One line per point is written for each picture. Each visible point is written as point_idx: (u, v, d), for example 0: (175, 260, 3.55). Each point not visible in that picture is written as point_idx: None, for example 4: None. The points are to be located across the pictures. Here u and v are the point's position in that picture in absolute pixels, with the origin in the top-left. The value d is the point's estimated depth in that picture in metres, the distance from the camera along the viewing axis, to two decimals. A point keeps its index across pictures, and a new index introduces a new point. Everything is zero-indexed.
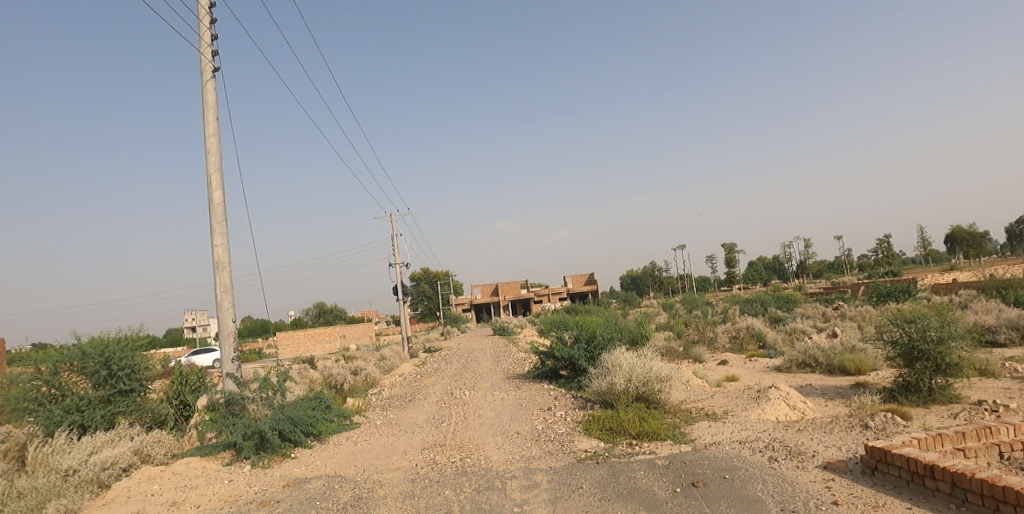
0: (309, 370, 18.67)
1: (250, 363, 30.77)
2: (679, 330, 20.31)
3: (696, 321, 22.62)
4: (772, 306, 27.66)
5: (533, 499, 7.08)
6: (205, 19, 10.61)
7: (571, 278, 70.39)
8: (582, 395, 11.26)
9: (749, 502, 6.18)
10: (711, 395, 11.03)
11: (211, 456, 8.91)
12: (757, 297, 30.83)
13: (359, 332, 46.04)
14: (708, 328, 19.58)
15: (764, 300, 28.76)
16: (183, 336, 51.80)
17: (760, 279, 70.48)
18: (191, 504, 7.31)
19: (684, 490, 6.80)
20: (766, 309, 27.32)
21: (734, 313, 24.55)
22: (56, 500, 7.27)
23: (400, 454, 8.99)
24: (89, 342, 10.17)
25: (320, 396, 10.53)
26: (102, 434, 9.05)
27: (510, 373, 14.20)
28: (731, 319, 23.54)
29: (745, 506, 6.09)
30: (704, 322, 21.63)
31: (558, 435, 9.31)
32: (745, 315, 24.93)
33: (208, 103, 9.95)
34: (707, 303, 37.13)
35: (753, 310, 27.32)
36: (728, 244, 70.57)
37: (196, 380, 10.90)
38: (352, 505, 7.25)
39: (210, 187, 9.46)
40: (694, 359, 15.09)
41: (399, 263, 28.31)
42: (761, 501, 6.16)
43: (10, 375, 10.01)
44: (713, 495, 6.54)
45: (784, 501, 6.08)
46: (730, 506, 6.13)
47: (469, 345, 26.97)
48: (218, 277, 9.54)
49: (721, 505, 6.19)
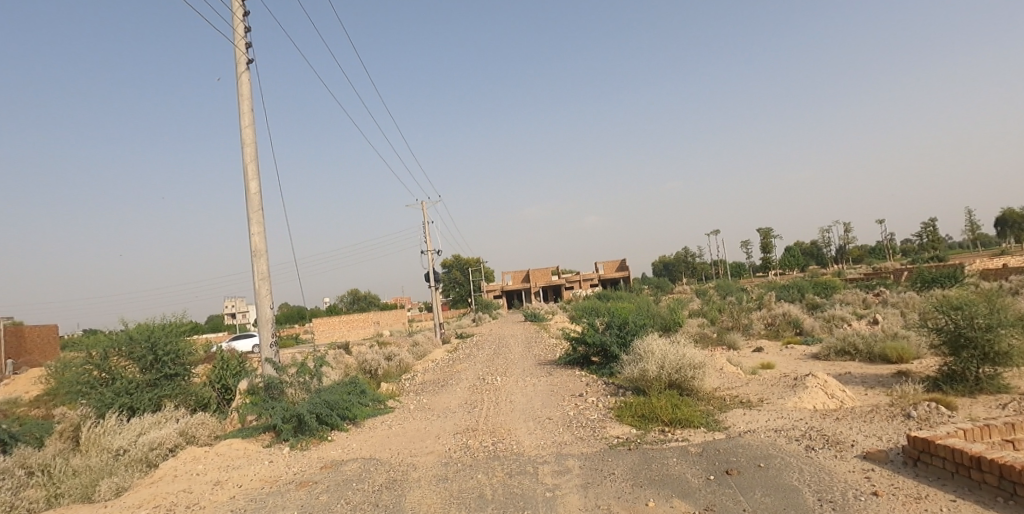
0: (344, 355, 19.00)
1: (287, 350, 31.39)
2: (712, 317, 19.99)
3: (730, 307, 22.22)
4: (809, 292, 26.98)
5: (564, 484, 7.12)
6: (238, 12, 10.82)
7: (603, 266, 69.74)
8: (614, 382, 11.17)
9: (784, 491, 6.08)
10: (746, 382, 10.83)
11: (252, 438, 9.17)
12: (793, 283, 30.16)
13: (393, 318, 46.70)
14: (742, 315, 19.25)
15: (800, 286, 28.12)
16: (223, 322, 53.60)
17: (794, 264, 68.76)
18: (234, 483, 7.59)
19: (717, 478, 6.74)
20: (802, 296, 26.65)
21: (769, 299, 24.01)
22: (109, 478, 7.69)
23: (434, 438, 9.12)
24: (136, 328, 10.58)
25: (355, 381, 10.75)
26: (149, 416, 9.41)
27: (541, 359, 14.19)
28: (766, 305, 23.09)
29: (781, 495, 5.99)
30: (738, 308, 21.24)
31: (590, 421, 9.29)
32: (781, 301, 24.38)
33: (243, 95, 10.17)
34: (741, 289, 36.55)
35: (789, 296, 26.71)
36: (763, 229, 68.49)
37: (236, 365, 11.23)
38: (387, 488, 7.42)
39: (246, 176, 9.66)
40: (728, 346, 14.83)
41: (431, 251, 28.45)
42: (797, 491, 6.05)
43: (63, 359, 10.45)
44: (747, 483, 6.46)
45: (821, 491, 5.96)
46: (765, 495, 6.04)
47: (501, 331, 27.18)
48: (255, 265, 9.73)
49: (755, 493, 6.12)
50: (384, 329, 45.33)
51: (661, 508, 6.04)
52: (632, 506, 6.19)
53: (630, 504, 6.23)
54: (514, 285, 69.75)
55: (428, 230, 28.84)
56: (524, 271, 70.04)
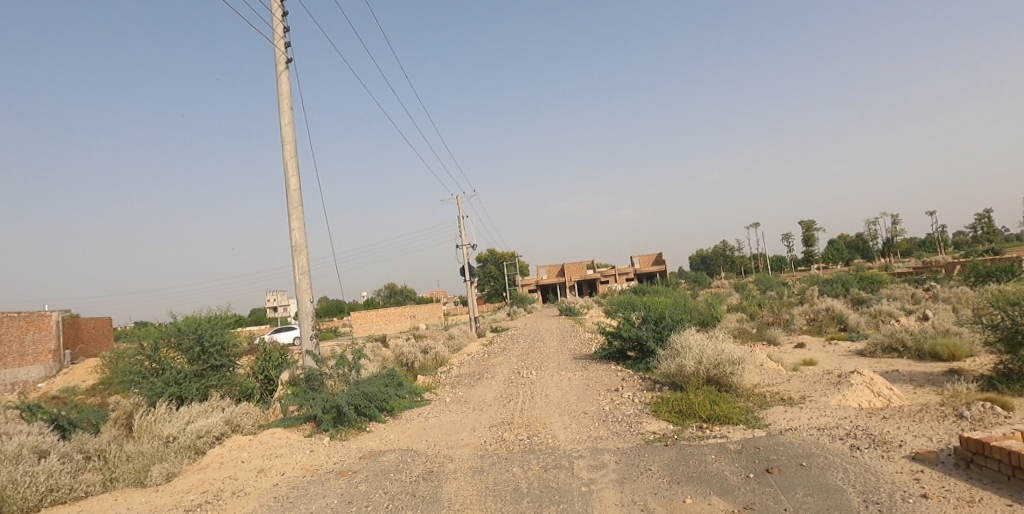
0: (381, 348, 19.31)
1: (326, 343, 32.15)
2: (751, 312, 19.54)
3: (770, 302, 21.67)
4: (854, 287, 26.03)
5: (600, 479, 7.08)
6: (277, 13, 11.09)
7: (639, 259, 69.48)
8: (650, 377, 11.05)
9: (828, 491, 5.91)
10: (787, 379, 10.55)
11: (294, 428, 9.42)
12: (837, 278, 29.17)
13: (428, 312, 47.27)
14: (783, 310, 18.75)
15: (844, 280, 27.19)
16: (265, 315, 55.23)
17: (837, 259, 66.55)
18: (277, 471, 7.82)
19: (757, 476, 6.60)
20: (847, 292, 25.74)
21: (811, 294, 23.29)
22: (160, 463, 8.03)
23: (470, 430, 9.20)
24: (185, 320, 10.99)
25: (392, 374, 10.93)
26: (197, 405, 9.77)
27: (576, 354, 14.14)
28: (808, 300, 22.43)
29: (824, 495, 5.82)
30: (778, 303, 20.69)
31: (626, 416, 9.22)
32: (824, 297, 23.59)
33: (283, 93, 10.43)
34: (782, 284, 35.53)
35: (833, 291, 25.86)
36: (807, 222, 66.38)
37: (278, 357, 11.55)
38: (424, 478, 7.53)
39: (287, 173, 9.91)
40: (768, 341, 14.49)
41: (466, 245, 28.64)
42: (842, 491, 5.87)
43: (117, 350, 10.94)
44: (789, 482, 6.30)
45: (866, 492, 5.77)
46: (807, 494, 5.89)
47: (535, 325, 27.21)
48: (295, 260, 9.98)
49: (797, 492, 5.97)
50: (420, 322, 45.94)
51: (699, 505, 5.96)
52: (670, 502, 6.12)
53: (667, 501, 6.16)
54: (548, 279, 69.78)
55: (463, 224, 29.06)
56: (559, 265, 69.92)
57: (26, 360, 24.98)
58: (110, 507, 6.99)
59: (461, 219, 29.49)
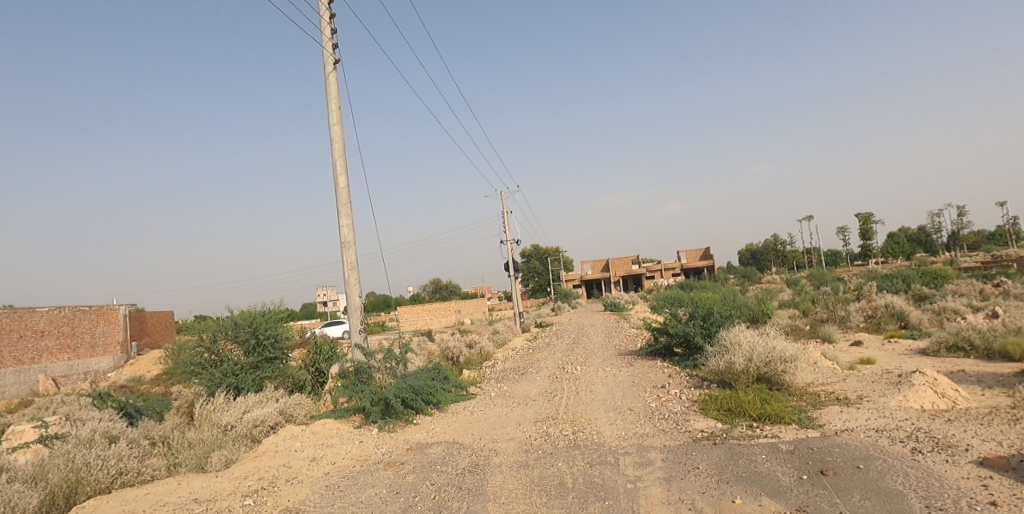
0: (427, 342, 19.66)
1: (375, 337, 32.95)
2: (804, 309, 18.88)
3: (824, 298, 20.86)
4: (916, 282, 24.74)
5: (646, 476, 7.00)
6: (325, 16, 11.38)
7: (684, 254, 66.92)
8: (698, 374, 10.84)
9: (887, 495, 5.66)
10: (843, 378, 10.16)
11: (345, 419, 9.69)
12: (897, 272, 27.80)
13: (473, 307, 47.76)
14: (838, 306, 18.04)
15: (905, 275, 25.90)
16: (315, 310, 57.13)
17: (896, 253, 63.41)
18: (328, 460, 8.07)
19: (811, 477, 6.39)
20: (908, 287, 24.50)
21: (869, 290, 22.26)
22: (220, 450, 8.41)
23: (515, 425, 9.25)
24: (241, 314, 11.47)
25: (438, 368, 11.10)
26: (253, 396, 10.18)
27: (621, 350, 14.00)
28: (865, 296, 21.48)
29: (883, 500, 5.58)
30: (833, 299, 19.90)
31: (673, 414, 9.08)
32: (883, 292, 22.56)
33: (331, 93, 10.70)
34: (837, 279, 34.10)
35: (893, 287, 24.68)
36: (864, 215, 63.56)
37: (328, 350, 11.88)
38: (470, 471, 7.62)
39: (336, 171, 10.18)
40: (822, 338, 13.99)
41: (510, 241, 28.75)
42: (902, 496, 5.62)
43: (179, 342, 11.51)
44: (845, 485, 6.08)
45: (929, 497, 5.50)
46: (864, 498, 5.65)
47: (578, 321, 27.12)
48: (344, 256, 10.24)
49: (854, 496, 5.75)
50: (466, 317, 46.40)
51: (750, 506, 5.81)
52: (720, 502, 6.00)
53: (715, 500, 6.03)
54: (594, 274, 69.48)
55: (507, 219, 29.22)
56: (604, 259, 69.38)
57: (98, 350, 26.56)
58: (173, 490, 7.37)
59: (505, 214, 29.67)
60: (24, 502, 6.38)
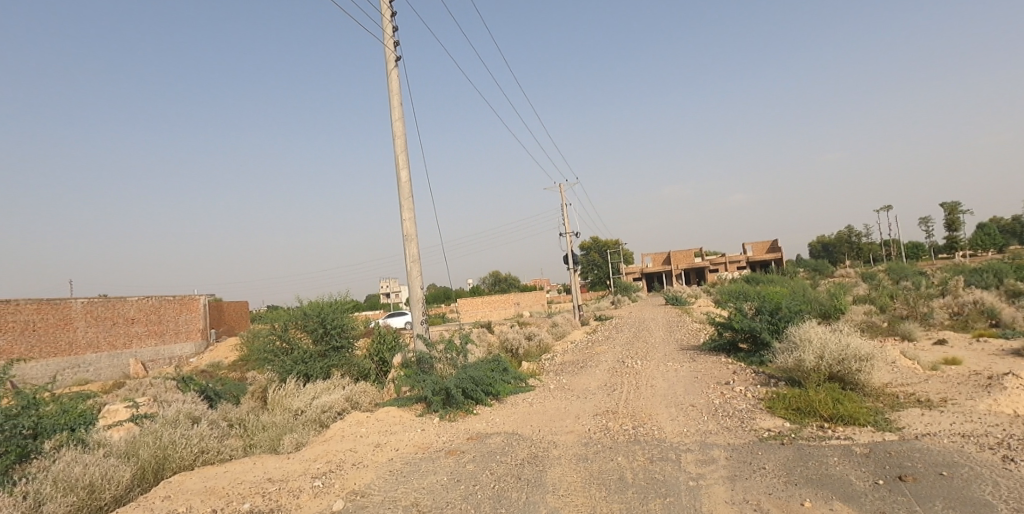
0: (486, 334, 19.96)
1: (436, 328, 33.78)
2: (881, 305, 17.85)
3: (905, 294, 19.62)
4: (1011, 277, 22.83)
5: (709, 474, 6.85)
6: (386, 14, 11.72)
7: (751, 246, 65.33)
8: (765, 371, 10.47)
9: (975, 506, 5.30)
10: (925, 379, 9.55)
11: (407, 408, 9.98)
12: (990, 266, 25.76)
13: (532, 299, 47.99)
14: (919, 302, 16.94)
15: (997, 269, 23.98)
16: (378, 301, 59.16)
17: (986, 246, 58.77)
18: (392, 447, 8.35)
19: (888, 483, 6.06)
20: (1001, 283, 22.64)
21: (955, 285, 20.73)
22: (291, 434, 8.86)
23: (574, 417, 9.26)
24: (310, 305, 12.04)
25: (497, 360, 11.27)
26: (321, 383, 10.66)
27: (683, 345, 13.72)
28: (951, 292, 20.05)
29: (969, 510, 5.23)
30: (915, 295, 18.69)
31: (738, 411, 8.82)
32: (973, 288, 20.97)
33: (393, 90, 11.01)
34: (918, 274, 32.00)
35: (984, 282, 22.91)
36: (950, 205, 59.36)
37: (391, 340, 12.24)
38: (529, 462, 7.69)
39: (398, 166, 10.47)
40: (901, 336, 13.21)
41: (569, 233, 28.69)
42: (992, 507, 5.24)
43: (254, 330, 12.18)
44: (926, 492, 5.73)
45: None
46: (949, 507, 5.31)
47: (638, 314, 26.79)
48: (406, 248, 10.53)
49: (936, 504, 5.42)
50: (525, 309, 46.63)
51: (821, 510, 5.58)
52: (788, 504, 5.80)
53: (783, 502, 5.83)
54: (655, 267, 68.47)
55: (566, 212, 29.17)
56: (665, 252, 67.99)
57: (181, 337, 28.53)
58: (250, 470, 7.82)
59: (563, 207, 29.67)
60: (119, 476, 6.94)
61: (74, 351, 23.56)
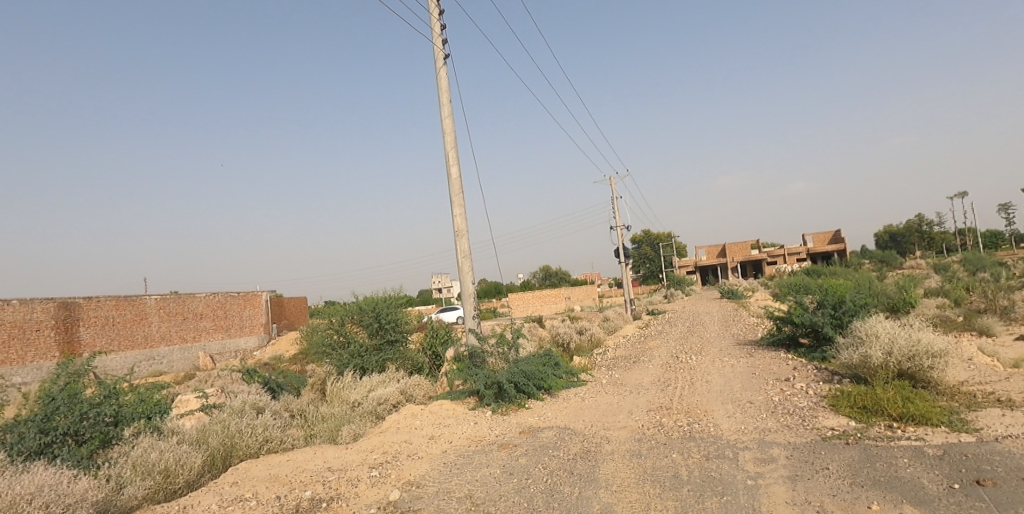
0: (537, 328, 20.02)
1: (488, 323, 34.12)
2: (957, 298, 16.79)
3: (984, 286, 18.36)
4: None
5: (768, 474, 6.66)
6: (434, 13, 11.93)
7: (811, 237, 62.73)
8: (828, 367, 10.08)
9: None
10: (1006, 377, 8.95)
11: (461, 400, 10.14)
12: None
13: (581, 294, 47.67)
14: (1001, 295, 15.83)
15: None
16: (429, 296, 60.26)
17: None
18: (446, 439, 8.52)
19: (964, 487, 5.73)
20: None
21: None
22: (349, 425, 9.18)
23: (627, 413, 9.19)
24: (365, 301, 12.44)
25: (548, 355, 11.32)
26: (377, 376, 10.99)
27: (739, 340, 13.36)
28: None
29: None
30: (996, 287, 17.45)
31: (799, 409, 8.53)
32: None
33: (442, 88, 11.21)
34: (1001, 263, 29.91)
35: None
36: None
37: (444, 334, 12.45)
38: (582, 457, 7.70)
39: (449, 162, 10.66)
40: (979, 332, 12.41)
41: (619, 227, 28.38)
42: None
43: (313, 325, 12.70)
44: (1007, 497, 5.40)
45: None
46: None
47: (692, 308, 26.22)
48: (457, 243, 10.70)
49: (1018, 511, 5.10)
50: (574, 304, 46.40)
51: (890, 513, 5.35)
52: (853, 506, 5.59)
53: (848, 504, 5.62)
54: (709, 261, 66.82)
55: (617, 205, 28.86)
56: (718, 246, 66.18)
57: (245, 331, 29.94)
58: (311, 459, 8.16)
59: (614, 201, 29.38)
60: (191, 461, 7.39)
61: (149, 344, 25.16)
